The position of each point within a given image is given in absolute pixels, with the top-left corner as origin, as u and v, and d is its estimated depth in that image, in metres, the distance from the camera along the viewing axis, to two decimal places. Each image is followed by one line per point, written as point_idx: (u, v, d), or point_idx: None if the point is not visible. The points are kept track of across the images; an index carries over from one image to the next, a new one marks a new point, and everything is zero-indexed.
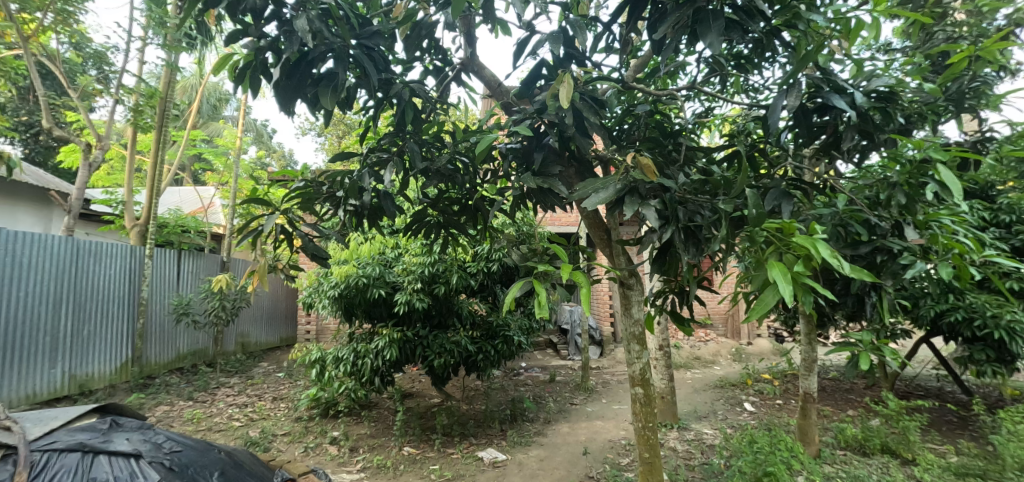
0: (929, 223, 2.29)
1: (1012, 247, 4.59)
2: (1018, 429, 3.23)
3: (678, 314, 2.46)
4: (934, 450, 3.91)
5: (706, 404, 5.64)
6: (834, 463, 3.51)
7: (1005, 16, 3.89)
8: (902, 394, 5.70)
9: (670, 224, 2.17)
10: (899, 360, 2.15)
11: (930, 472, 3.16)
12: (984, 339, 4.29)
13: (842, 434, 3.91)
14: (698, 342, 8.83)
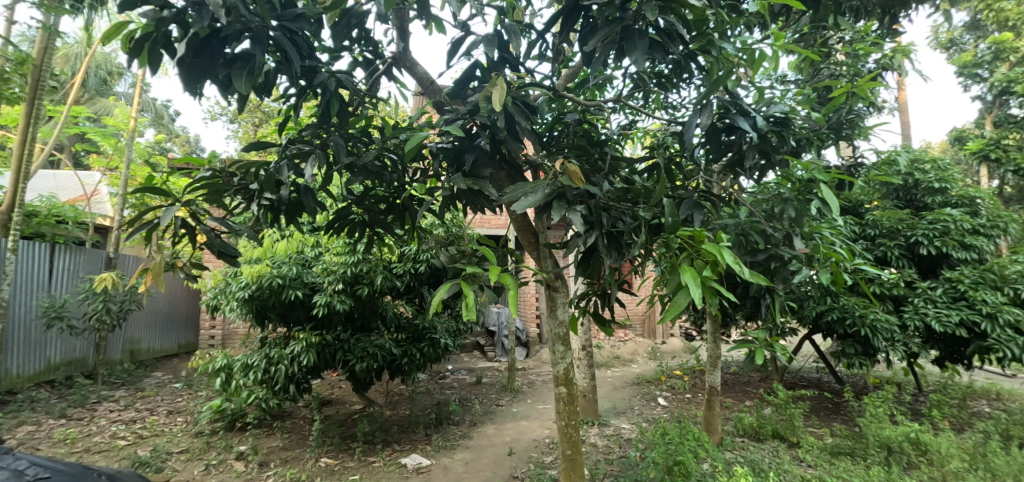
0: (813, 234, 2.64)
1: (876, 257, 5.32)
2: (879, 412, 3.81)
3: (600, 315, 2.57)
4: (814, 433, 4.47)
5: (624, 400, 5.97)
6: (734, 449, 3.89)
7: (875, 60, 4.58)
8: (790, 385, 6.45)
9: (594, 229, 2.27)
10: (785, 355, 2.37)
11: (812, 452, 3.61)
12: (852, 336, 4.90)
13: (741, 423, 4.34)
14: (618, 341, 9.33)
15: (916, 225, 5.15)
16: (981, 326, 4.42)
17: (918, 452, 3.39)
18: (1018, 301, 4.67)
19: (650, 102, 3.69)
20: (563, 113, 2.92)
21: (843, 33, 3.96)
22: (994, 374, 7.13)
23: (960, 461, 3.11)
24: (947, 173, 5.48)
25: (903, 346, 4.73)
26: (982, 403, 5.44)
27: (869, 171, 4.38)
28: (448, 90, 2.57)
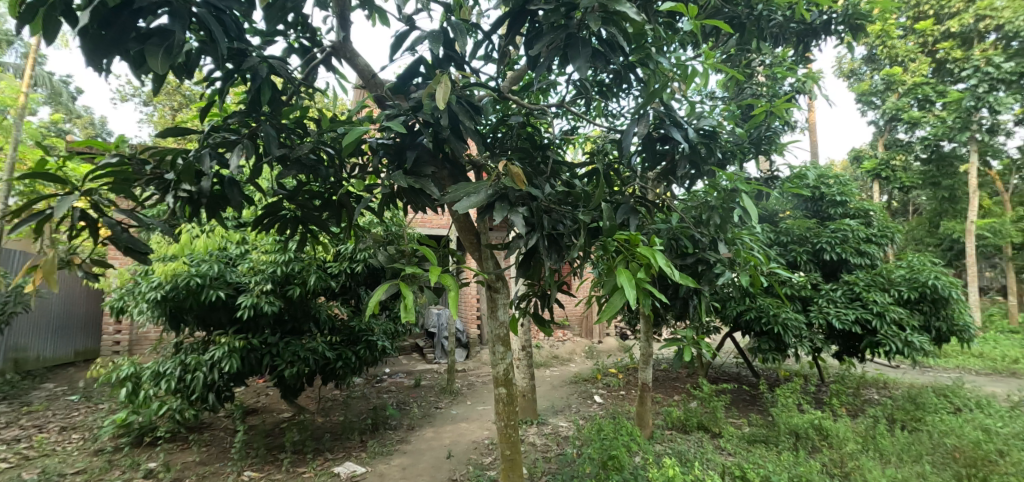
0: (735, 240, 2.87)
1: (789, 261, 5.87)
2: (789, 402, 4.21)
3: (539, 316, 2.61)
4: (734, 423, 4.86)
5: (562, 399, 6.11)
6: (663, 441, 4.12)
7: (790, 84, 5.06)
8: (713, 380, 6.94)
9: (535, 231, 2.31)
10: (711, 351, 2.59)
11: (731, 441, 3.93)
12: (768, 334, 5.34)
13: (670, 416, 4.61)
14: (556, 341, 9.54)
15: (822, 233, 5.70)
16: (872, 323, 4.99)
17: (820, 436, 3.78)
18: (901, 301, 5.34)
19: (592, 109, 3.81)
20: (507, 115, 2.95)
21: (765, 57, 4.32)
22: (881, 366, 8.07)
23: (854, 443, 3.52)
24: (847, 187, 6.14)
25: (809, 342, 5.25)
26: (872, 391, 6.15)
27: (783, 183, 4.83)
28: (391, 85, 2.51)
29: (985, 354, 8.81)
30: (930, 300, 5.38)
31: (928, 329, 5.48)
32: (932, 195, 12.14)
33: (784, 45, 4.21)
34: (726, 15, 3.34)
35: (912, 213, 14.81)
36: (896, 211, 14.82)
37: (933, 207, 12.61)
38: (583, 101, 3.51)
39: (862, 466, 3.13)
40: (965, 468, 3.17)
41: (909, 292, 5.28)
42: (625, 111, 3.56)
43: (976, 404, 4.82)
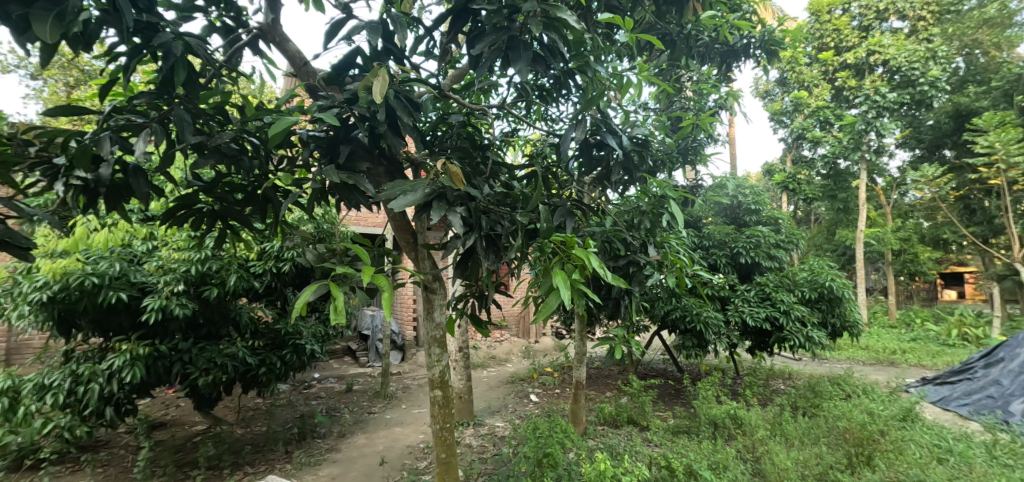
0: (664, 243, 3.07)
1: (710, 264, 6.30)
2: (709, 395, 4.55)
3: (476, 316, 2.61)
4: (660, 415, 5.17)
5: (498, 399, 6.15)
6: (596, 436, 4.29)
7: (713, 100, 5.38)
8: (642, 376, 7.32)
9: (473, 231, 2.30)
10: (638, 348, 2.98)
11: (658, 432, 4.19)
12: (691, 331, 5.72)
13: (602, 412, 4.83)
14: (494, 342, 9.59)
15: (738, 238, 6.13)
16: (779, 320, 5.51)
17: (735, 424, 4.14)
18: (803, 300, 5.97)
19: (532, 112, 3.87)
20: (447, 113, 2.91)
21: (692, 74, 4.64)
22: (788, 359, 8.93)
23: (764, 430, 3.89)
24: (760, 197, 6.66)
25: (726, 338, 5.69)
26: (778, 381, 6.80)
27: (706, 192, 5.17)
28: (324, 75, 2.38)
29: (870, 346, 10.07)
30: (827, 299, 6.01)
31: (825, 324, 6.11)
32: (830, 207, 13.67)
33: (710, 63, 4.48)
34: (658, 30, 3.50)
35: (814, 221, 16.50)
36: (801, 219, 16.44)
37: (831, 217, 14.16)
38: (524, 104, 3.56)
39: (771, 450, 3.49)
40: (854, 447, 3.62)
41: (810, 292, 5.91)
42: (563, 116, 3.65)
43: (861, 391, 5.48)
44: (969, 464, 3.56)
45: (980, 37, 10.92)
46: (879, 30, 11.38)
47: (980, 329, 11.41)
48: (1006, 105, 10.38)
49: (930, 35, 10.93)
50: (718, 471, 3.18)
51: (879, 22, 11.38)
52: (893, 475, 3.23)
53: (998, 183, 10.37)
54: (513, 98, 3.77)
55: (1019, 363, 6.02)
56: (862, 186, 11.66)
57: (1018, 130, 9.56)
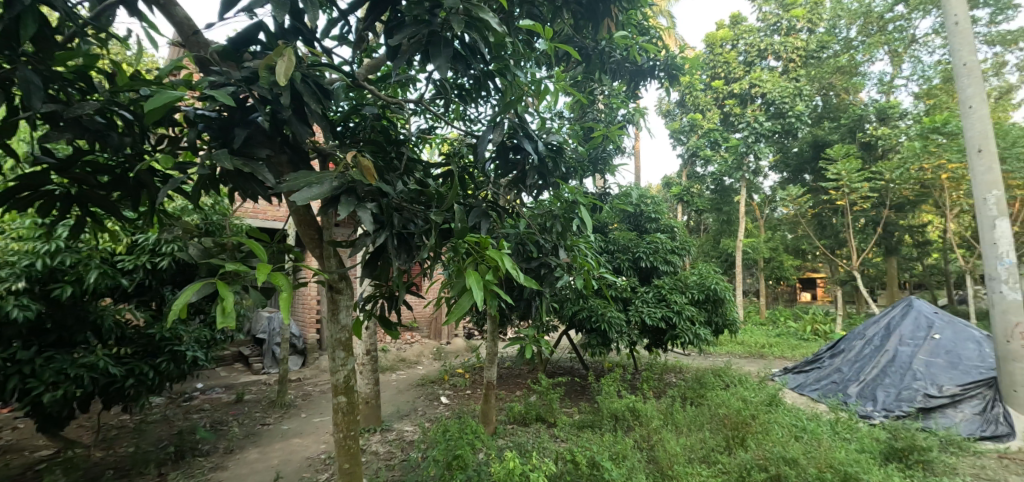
0: (573, 247, 3.32)
1: (614, 267, 6.74)
2: (611, 390, 4.95)
3: (386, 318, 2.54)
4: (567, 411, 5.46)
5: (408, 403, 6.09)
6: (506, 435, 4.41)
7: (623, 114, 5.77)
8: (551, 374, 7.66)
9: (384, 228, 2.21)
10: (547, 348, 3.30)
11: (565, 428, 4.46)
12: (596, 331, 6.09)
13: (512, 411, 4.97)
14: (404, 344, 9.42)
15: (640, 244, 6.66)
16: (673, 319, 6.04)
17: (633, 417, 4.54)
18: (693, 301, 6.51)
19: (450, 112, 3.87)
20: (361, 103, 2.78)
21: (605, 88, 4.98)
22: (679, 354, 9.89)
23: (658, 419, 4.31)
24: (660, 207, 7.22)
25: (627, 336, 6.11)
26: (671, 374, 7.52)
27: (613, 200, 5.73)
28: (218, 47, 2.15)
29: (745, 342, 11.54)
30: (712, 300, 6.64)
31: (710, 323, 6.77)
32: (716, 218, 15.40)
33: (621, 79, 4.86)
34: (575, 42, 3.86)
35: (701, 230, 18.40)
36: (691, 228, 18.27)
37: (717, 227, 15.96)
38: (442, 102, 3.54)
39: (663, 438, 3.88)
40: (731, 430, 4.15)
41: (698, 293, 6.45)
42: (482, 118, 3.73)
43: (736, 381, 6.20)
44: (817, 438, 4.21)
45: (835, 82, 13.23)
46: (759, 66, 12.97)
47: (826, 324, 13.54)
48: (850, 138, 12.73)
49: (796, 75, 12.65)
50: (617, 461, 3.50)
51: (760, 59, 12.99)
52: (762, 452, 3.74)
53: (843, 204, 12.42)
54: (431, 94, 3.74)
55: (855, 353, 7.28)
56: (742, 202, 13.44)
57: (855, 162, 11.50)
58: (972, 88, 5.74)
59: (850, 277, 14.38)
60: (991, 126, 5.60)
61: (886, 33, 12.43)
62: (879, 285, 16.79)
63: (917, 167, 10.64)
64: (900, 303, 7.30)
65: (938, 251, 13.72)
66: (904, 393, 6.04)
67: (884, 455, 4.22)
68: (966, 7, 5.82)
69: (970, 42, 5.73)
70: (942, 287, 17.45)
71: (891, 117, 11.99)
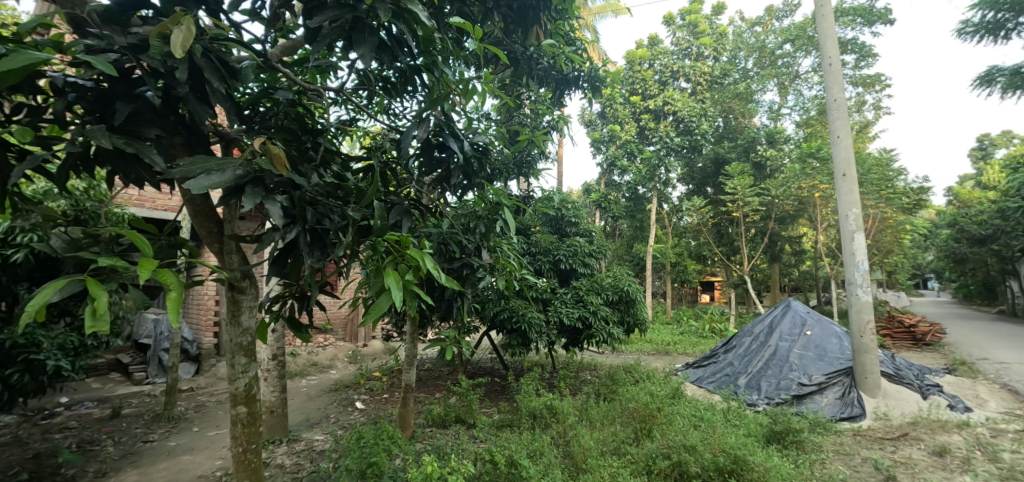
0: (496, 248, 3.39)
1: (535, 268, 6.89)
2: (530, 389, 5.07)
3: (295, 321, 2.37)
4: (487, 411, 5.49)
5: (319, 410, 5.76)
6: (424, 439, 4.34)
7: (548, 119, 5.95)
8: (471, 375, 7.65)
9: (296, 223, 2.04)
10: (467, 348, 3.31)
11: (484, 428, 4.49)
12: (516, 331, 6.20)
13: (430, 414, 4.89)
14: (315, 347, 8.93)
15: (560, 247, 6.89)
16: (589, 319, 6.30)
17: (550, 414, 4.69)
18: (608, 301, 6.85)
19: (374, 104, 3.74)
20: (272, 87, 2.59)
21: (531, 94, 5.14)
22: (594, 352, 10.37)
23: (573, 416, 4.51)
24: (580, 211, 7.47)
25: (546, 336, 6.26)
26: (586, 372, 7.86)
27: (536, 203, 5.91)
28: (98, 7, 1.86)
29: (653, 340, 12.35)
30: (624, 300, 6.99)
31: (622, 322, 7.13)
32: (629, 225, 16.32)
33: (547, 86, 5.12)
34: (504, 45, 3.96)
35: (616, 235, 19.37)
36: (607, 233, 19.21)
37: (629, 233, 16.96)
38: (366, 92, 3.40)
39: (578, 433, 4.07)
40: (640, 423, 4.44)
41: (612, 294, 6.80)
42: (407, 113, 3.66)
43: (645, 376, 6.59)
44: (713, 426, 4.61)
45: (733, 106, 14.83)
46: (672, 86, 14.05)
47: (721, 323, 14.89)
48: (744, 157, 14.32)
49: (703, 98, 13.98)
50: (534, 458, 3.61)
51: (672, 80, 14.06)
52: (665, 441, 4.04)
53: (738, 215, 13.76)
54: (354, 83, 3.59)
55: (744, 348, 8.09)
56: (652, 210, 14.39)
57: (747, 178, 12.82)
58: (839, 121, 6.66)
59: (740, 280, 15.97)
60: (852, 154, 6.53)
61: (775, 66, 15.66)
62: (763, 288, 18.88)
63: (797, 186, 12.61)
64: (780, 303, 8.22)
65: (809, 258, 15.72)
66: (784, 383, 6.82)
67: (766, 438, 4.74)
68: (838, 51, 6.74)
69: (840, 81, 6.65)
70: (811, 289, 19.96)
71: (778, 141, 13.99)
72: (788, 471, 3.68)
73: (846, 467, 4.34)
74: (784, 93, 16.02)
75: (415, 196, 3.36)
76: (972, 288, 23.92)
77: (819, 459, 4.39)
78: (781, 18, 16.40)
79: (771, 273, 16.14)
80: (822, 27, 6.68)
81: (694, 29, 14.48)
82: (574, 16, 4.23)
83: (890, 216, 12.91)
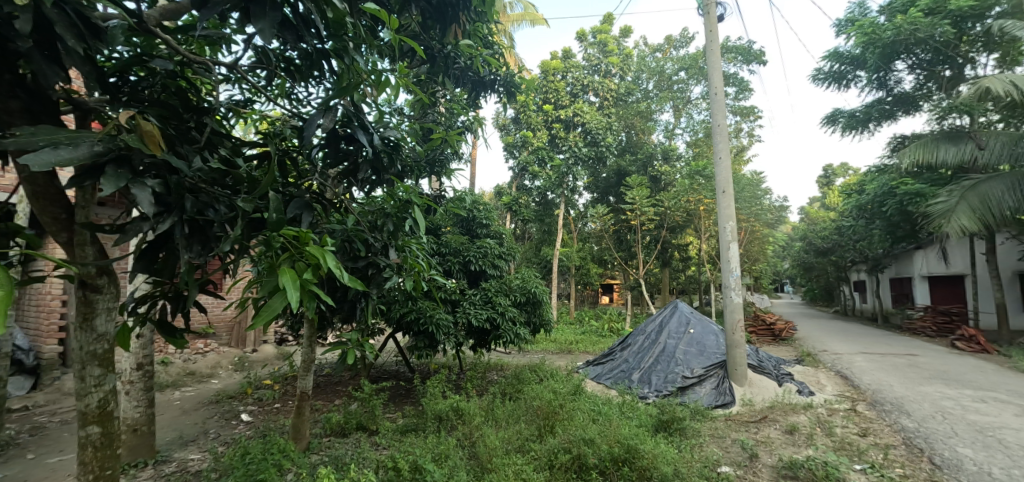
0: (404, 247, 3.30)
1: (445, 270, 6.79)
2: (436, 391, 4.97)
3: (167, 326, 2.10)
4: (390, 416, 5.28)
5: (195, 425, 5.17)
6: (321, 450, 4.07)
7: (462, 120, 5.91)
8: (374, 379, 7.36)
9: (171, 214, 1.80)
10: (370, 351, 3.17)
11: (386, 435, 4.32)
12: (423, 332, 6.07)
13: (328, 423, 4.61)
14: (193, 354, 8.02)
15: (470, 248, 6.86)
16: (497, 320, 6.33)
17: (456, 415, 4.65)
18: (516, 302, 6.93)
19: (273, 87, 3.44)
20: (148, 54, 2.28)
21: (446, 92, 5.07)
22: (501, 353, 10.47)
23: (479, 417, 4.51)
24: (492, 214, 7.48)
25: (453, 337, 6.18)
26: (492, 372, 7.90)
27: (447, 203, 5.84)
28: None
29: (557, 340, 12.75)
30: (531, 301, 7.12)
31: (528, 323, 7.25)
32: (538, 228, 16.75)
33: (462, 86, 5.09)
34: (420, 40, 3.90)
35: (526, 238, 19.81)
36: (517, 236, 19.57)
37: (538, 236, 17.41)
38: (264, 73, 3.12)
39: (484, 434, 4.08)
40: (543, 420, 4.55)
41: (519, 295, 6.88)
42: (311, 100, 3.42)
43: (549, 375, 6.76)
44: (609, 419, 4.84)
45: (635, 122, 16.07)
46: (582, 98, 14.66)
47: (619, 323, 15.82)
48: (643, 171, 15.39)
49: (609, 113, 14.80)
50: (439, 462, 3.55)
51: (583, 93, 14.69)
52: (567, 436, 4.17)
53: (636, 222, 14.70)
54: (250, 62, 3.27)
55: (638, 346, 8.64)
56: (561, 215, 14.88)
57: (645, 190, 13.75)
58: (721, 144, 7.38)
59: (637, 283, 17.07)
60: (731, 174, 7.28)
61: (672, 89, 17.09)
62: (656, 290, 20.39)
63: (686, 199, 13.90)
64: (668, 305, 8.90)
65: (695, 264, 17.27)
66: (671, 376, 7.40)
67: (655, 427, 5.08)
68: (722, 82, 7.45)
69: (722, 110, 7.36)
70: (697, 292, 21.95)
71: (672, 157, 15.40)
72: (674, 456, 3.95)
73: (719, 449, 4.79)
74: (678, 115, 17.53)
75: (318, 190, 3.16)
76: (818, 292, 27.93)
77: (697, 443, 4.79)
78: (678, 47, 17.91)
79: (663, 277, 17.47)
80: (710, 59, 7.35)
81: (603, 48, 15.33)
82: (493, 19, 4.27)
83: (760, 229, 14.65)
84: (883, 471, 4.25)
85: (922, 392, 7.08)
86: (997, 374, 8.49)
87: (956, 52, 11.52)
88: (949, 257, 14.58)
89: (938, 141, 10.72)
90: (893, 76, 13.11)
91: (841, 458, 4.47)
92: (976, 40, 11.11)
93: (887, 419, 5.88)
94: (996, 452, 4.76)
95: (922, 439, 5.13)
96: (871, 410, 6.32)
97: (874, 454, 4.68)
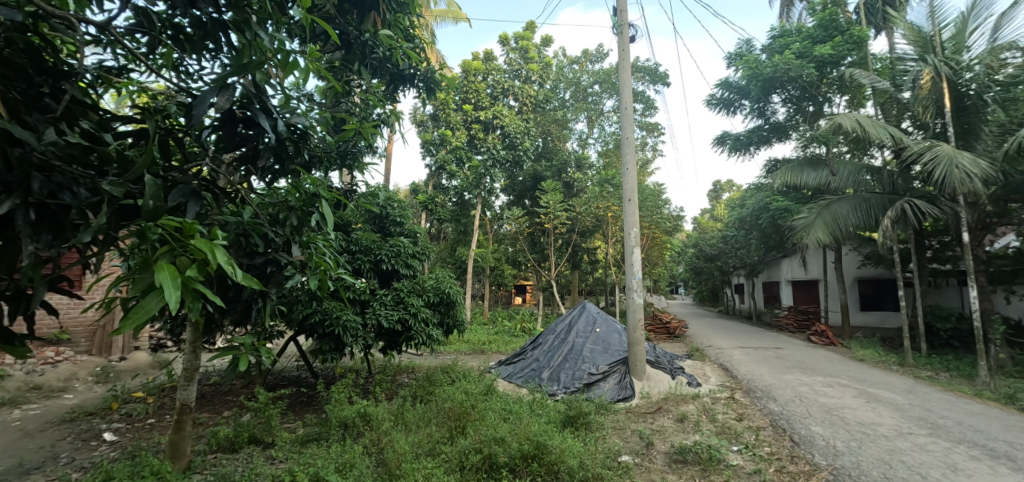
0: (308, 243, 3.08)
1: (353, 269, 6.50)
2: (341, 397, 4.69)
3: (5, 331, 1.77)
4: (288, 427, 4.89)
5: (43, 448, 4.44)
6: (204, 469, 3.67)
7: (379, 113, 5.63)
8: (271, 387, 6.83)
9: (11, 195, 1.55)
10: (266, 356, 2.91)
11: (283, 447, 3.99)
12: (329, 335, 5.73)
13: (214, 437, 4.17)
14: (43, 365, 6.90)
15: (383, 246, 6.60)
16: (408, 321, 6.14)
17: (363, 422, 4.42)
18: (429, 303, 6.77)
19: (156, 57, 3.04)
20: None
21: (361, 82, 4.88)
22: (411, 355, 10.24)
23: (388, 422, 4.33)
24: (406, 212, 7.25)
25: (362, 339, 5.91)
26: (402, 375, 7.66)
27: (358, 198, 5.60)
28: None
29: (470, 340, 12.74)
30: (445, 302, 6.98)
31: (442, 323, 7.12)
32: (454, 229, 16.61)
33: (380, 77, 4.92)
34: (335, 24, 3.86)
35: (441, 238, 19.59)
36: (432, 236, 19.31)
37: (453, 237, 17.29)
38: (145, 39, 2.75)
39: (393, 439, 3.91)
40: (454, 421, 4.48)
41: (433, 296, 6.73)
42: (203, 75, 3.07)
43: (461, 376, 6.70)
44: (519, 417, 4.87)
45: (550, 128, 16.56)
46: (501, 102, 14.80)
47: (530, 323, 16.15)
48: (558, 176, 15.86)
49: (527, 118, 15.10)
50: (343, 472, 3.35)
51: (502, 96, 14.83)
52: (478, 436, 4.13)
53: (551, 226, 15.06)
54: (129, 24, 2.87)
55: (547, 345, 8.86)
56: (476, 216, 14.83)
57: (558, 195, 14.17)
58: (628, 155, 7.81)
59: (548, 284, 17.55)
60: (636, 184, 7.72)
61: (586, 100, 17.90)
62: (566, 291, 21.11)
63: (596, 205, 14.55)
64: (577, 305, 9.24)
65: (602, 267, 18.11)
66: (578, 373, 7.67)
67: (563, 423, 5.22)
68: (630, 97, 7.90)
69: (629, 123, 7.80)
70: (604, 294, 23.09)
71: (584, 165, 16.08)
72: (580, 450, 4.04)
73: (619, 440, 5.02)
74: (591, 126, 18.33)
75: (209, 177, 2.85)
76: (706, 294, 30.71)
77: (600, 435, 5.00)
78: (594, 61, 18.75)
79: (573, 278, 18.14)
80: (621, 75, 7.76)
81: (524, 54, 15.55)
82: (414, 11, 4.21)
83: (658, 236, 15.75)
84: (754, 451, 4.72)
85: (785, 380, 8.00)
86: (845, 364, 9.84)
87: (817, 91, 13.21)
88: (809, 264, 16.64)
89: (803, 167, 12.33)
90: (770, 107, 14.68)
91: (722, 441, 4.90)
92: (832, 83, 12.81)
93: (758, 404, 6.56)
94: (839, 428, 5.49)
95: (785, 421, 5.78)
96: (746, 398, 7.02)
97: (748, 437, 5.18)
